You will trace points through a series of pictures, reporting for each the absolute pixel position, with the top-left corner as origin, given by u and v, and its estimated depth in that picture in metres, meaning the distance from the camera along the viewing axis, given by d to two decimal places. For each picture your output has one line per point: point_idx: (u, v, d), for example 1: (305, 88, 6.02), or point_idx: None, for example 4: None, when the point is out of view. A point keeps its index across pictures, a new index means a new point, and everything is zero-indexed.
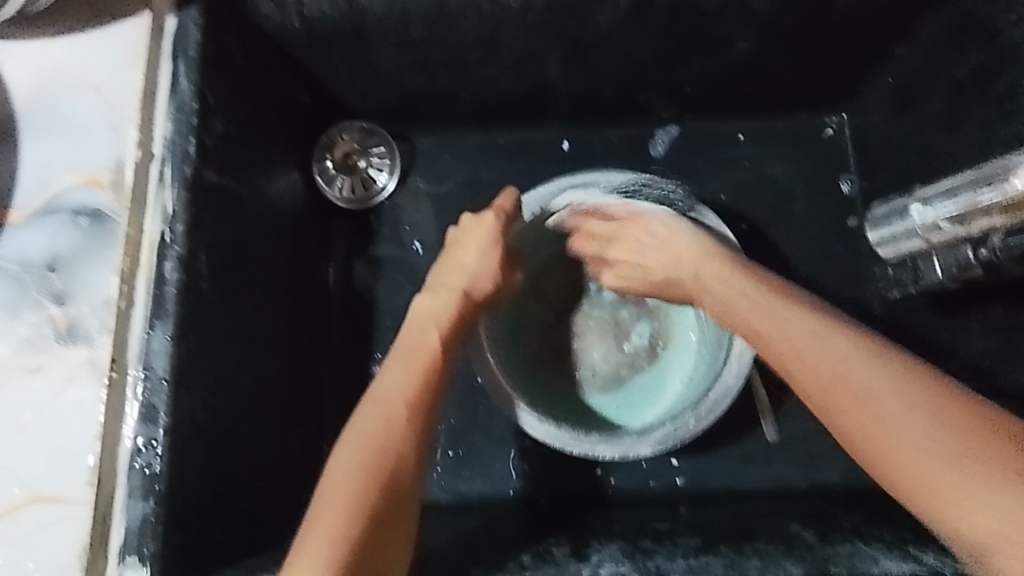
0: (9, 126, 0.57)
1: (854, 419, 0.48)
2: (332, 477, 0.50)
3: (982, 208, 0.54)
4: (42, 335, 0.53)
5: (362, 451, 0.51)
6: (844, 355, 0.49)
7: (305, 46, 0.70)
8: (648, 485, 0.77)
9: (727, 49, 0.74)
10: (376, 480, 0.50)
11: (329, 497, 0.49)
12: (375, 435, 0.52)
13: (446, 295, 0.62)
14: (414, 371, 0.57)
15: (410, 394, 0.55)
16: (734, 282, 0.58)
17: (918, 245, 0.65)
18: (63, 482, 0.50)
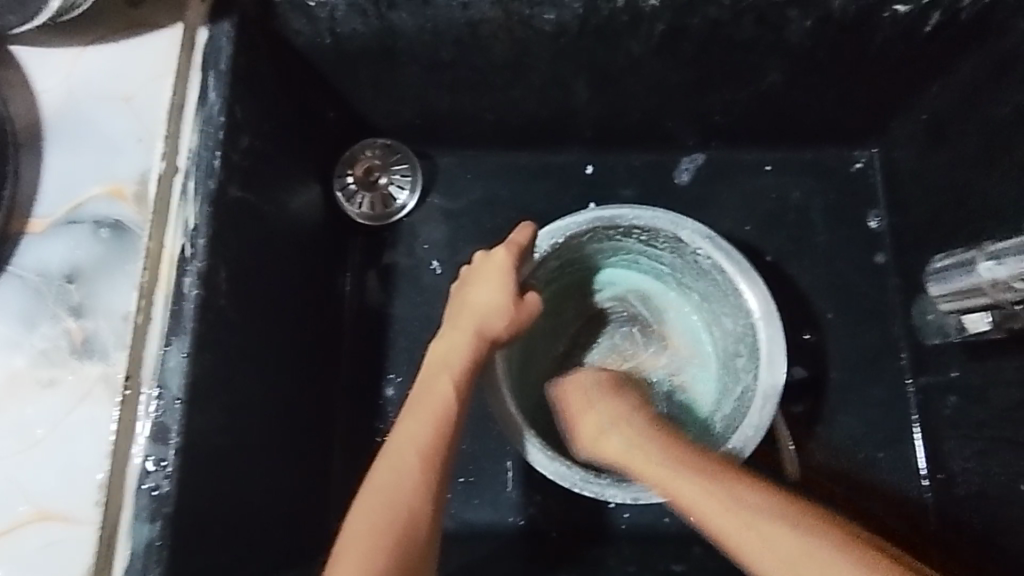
0: (35, 135, 0.56)
1: (690, 493, 0.52)
2: (350, 530, 0.51)
3: None
4: (57, 347, 0.51)
5: (377, 505, 0.51)
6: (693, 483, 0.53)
7: (334, 63, 0.69)
8: (664, 522, 0.74)
9: (760, 79, 0.73)
10: (396, 532, 0.50)
11: (350, 546, 0.50)
12: (389, 490, 0.52)
13: (460, 338, 0.62)
14: (427, 422, 0.56)
15: (432, 437, 0.55)
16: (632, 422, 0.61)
17: (982, 301, 0.61)
18: (69, 499, 0.48)
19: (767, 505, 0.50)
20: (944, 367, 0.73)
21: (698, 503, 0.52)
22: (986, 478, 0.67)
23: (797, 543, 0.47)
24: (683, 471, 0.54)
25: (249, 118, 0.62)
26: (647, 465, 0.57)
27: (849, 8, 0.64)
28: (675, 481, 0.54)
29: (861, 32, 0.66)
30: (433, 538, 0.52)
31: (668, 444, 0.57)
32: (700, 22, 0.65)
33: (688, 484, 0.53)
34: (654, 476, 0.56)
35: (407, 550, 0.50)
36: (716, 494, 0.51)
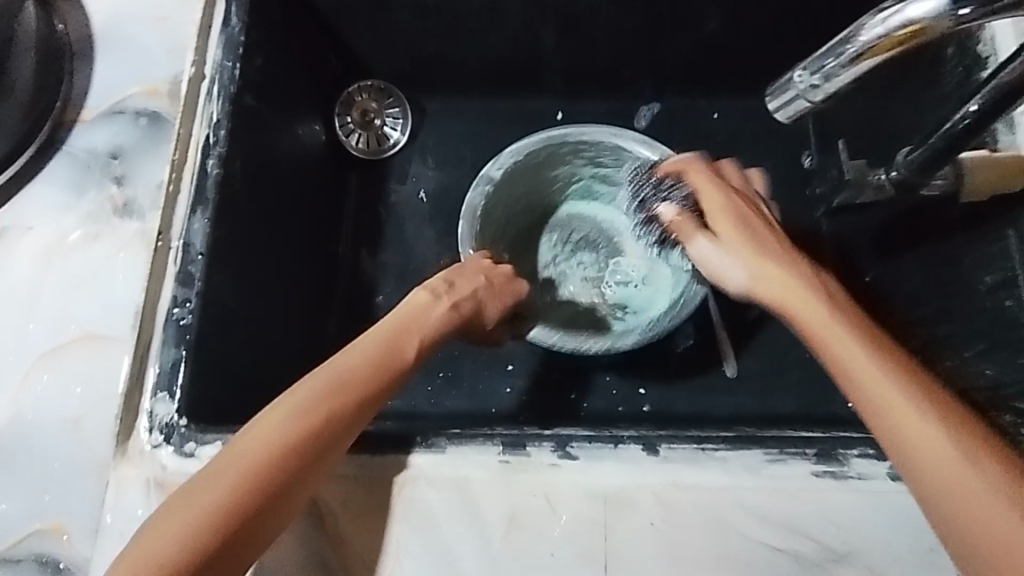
0: (85, 45, 0.68)
1: (849, 367, 0.48)
2: (231, 454, 0.49)
3: (883, 20, 0.41)
4: (102, 209, 0.63)
5: (262, 438, 0.50)
6: (852, 356, 0.48)
7: (336, 6, 0.82)
8: (617, 409, 0.85)
9: (699, 27, 0.85)
10: (318, 417, 0.51)
11: (271, 417, 0.51)
12: (283, 428, 0.50)
13: (442, 303, 0.61)
14: (370, 379, 0.54)
15: (390, 349, 0.57)
16: (765, 254, 0.55)
17: (805, 109, 0.47)
18: (111, 325, 0.60)
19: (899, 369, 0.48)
20: None
21: (840, 357, 0.49)
22: None
23: (934, 455, 0.45)
24: (837, 320, 0.50)
25: (263, 44, 0.74)
26: (780, 283, 0.53)
27: None
28: (820, 328, 0.50)
29: None
30: (351, 435, 0.52)
31: (814, 283, 0.53)
32: None
33: (837, 341, 0.49)
34: (792, 297, 0.52)
35: (312, 436, 0.50)
36: (845, 332, 0.49)
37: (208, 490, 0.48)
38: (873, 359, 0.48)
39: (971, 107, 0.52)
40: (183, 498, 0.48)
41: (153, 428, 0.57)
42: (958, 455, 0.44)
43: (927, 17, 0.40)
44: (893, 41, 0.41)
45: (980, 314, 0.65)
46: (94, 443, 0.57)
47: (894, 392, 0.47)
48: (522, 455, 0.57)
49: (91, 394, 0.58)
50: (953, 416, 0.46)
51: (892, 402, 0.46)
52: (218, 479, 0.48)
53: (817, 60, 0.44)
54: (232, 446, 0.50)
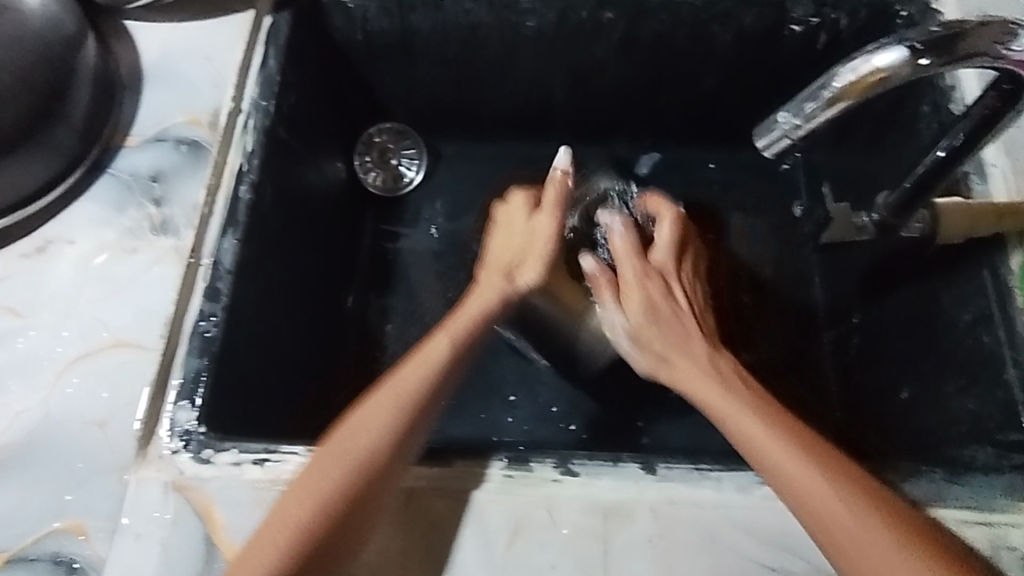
0: (136, 79, 0.74)
1: (752, 445, 0.54)
2: (307, 476, 0.54)
3: (860, 65, 0.46)
4: (140, 226, 0.67)
5: (336, 465, 0.54)
6: (758, 437, 0.54)
7: (363, 55, 0.89)
8: (616, 442, 0.87)
9: (696, 86, 0.92)
10: (395, 421, 0.56)
11: (354, 430, 0.55)
12: (361, 441, 0.55)
13: (490, 284, 0.66)
14: (421, 376, 0.59)
15: (443, 353, 0.61)
16: (667, 335, 0.62)
17: (786, 151, 0.50)
18: (141, 333, 0.63)
19: (792, 433, 0.54)
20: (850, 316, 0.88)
21: (748, 434, 0.54)
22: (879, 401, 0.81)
23: (832, 519, 0.50)
24: (739, 406, 0.56)
25: (297, 84, 0.80)
26: (681, 372, 0.60)
27: (758, 25, 0.83)
28: (722, 403, 0.57)
29: (771, 45, 0.85)
30: (416, 436, 0.57)
31: (717, 373, 0.59)
32: (646, 33, 0.85)
33: (741, 420, 0.55)
34: (703, 389, 0.58)
35: (376, 451, 0.55)
36: (750, 416, 0.55)
37: (302, 501, 0.52)
38: (777, 442, 0.53)
39: (939, 152, 0.58)
40: (272, 517, 0.53)
41: (173, 434, 0.60)
42: (839, 504, 0.50)
43: (891, 65, 0.46)
44: (863, 84, 0.46)
45: (958, 350, 0.69)
46: (117, 444, 0.59)
47: (772, 442, 0.53)
48: (525, 469, 0.59)
49: (118, 398, 0.61)
50: (833, 471, 0.51)
51: (777, 455, 0.53)
52: (310, 487, 0.53)
53: (797, 104, 0.48)
54: (311, 468, 0.54)
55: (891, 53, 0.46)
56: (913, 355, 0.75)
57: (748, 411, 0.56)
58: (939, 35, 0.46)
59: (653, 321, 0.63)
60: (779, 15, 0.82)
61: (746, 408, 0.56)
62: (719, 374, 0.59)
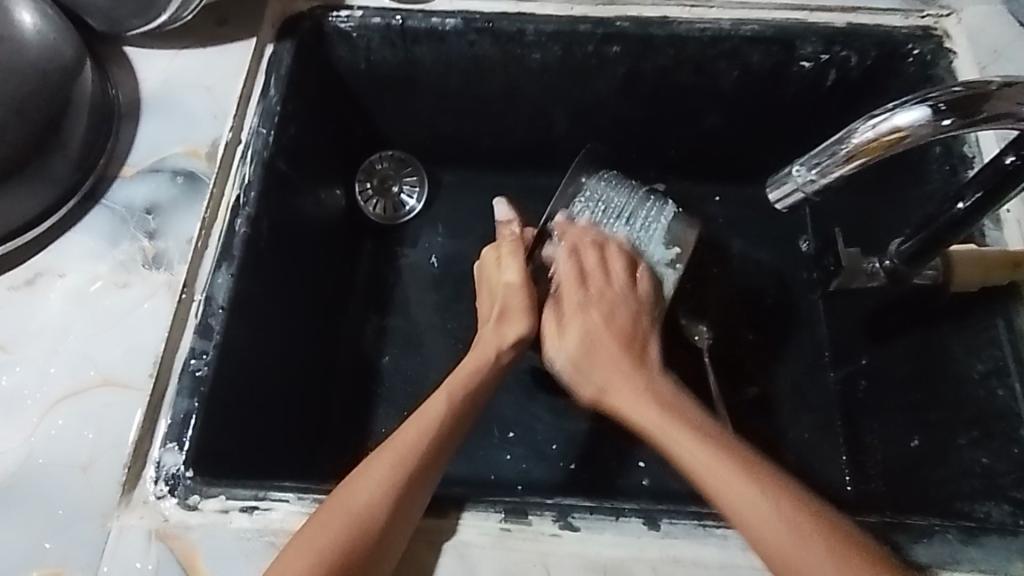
0: (134, 108, 0.73)
1: (694, 463, 0.55)
2: (302, 540, 0.52)
3: (879, 125, 0.46)
4: (133, 260, 0.66)
5: (331, 525, 0.52)
6: (695, 456, 0.55)
7: (365, 84, 0.88)
8: (616, 484, 0.85)
9: (701, 121, 0.91)
10: (388, 484, 0.54)
11: (346, 494, 0.53)
12: (357, 498, 0.53)
13: (478, 352, 0.65)
14: (420, 431, 0.58)
15: (437, 413, 0.59)
16: (613, 371, 0.63)
17: (800, 202, 0.50)
18: (128, 372, 0.61)
19: (734, 456, 0.55)
20: (855, 357, 0.86)
21: (686, 452, 0.56)
22: (887, 447, 0.78)
23: (779, 535, 0.51)
24: (677, 427, 0.58)
25: (297, 114, 0.79)
26: (626, 399, 0.61)
27: (765, 63, 0.82)
28: (660, 423, 0.58)
29: (778, 82, 0.84)
30: (417, 494, 0.55)
31: (647, 386, 0.62)
32: (652, 68, 0.84)
33: (682, 438, 0.57)
34: (640, 414, 0.60)
35: (376, 510, 0.52)
36: (693, 438, 0.56)
37: (291, 569, 0.50)
38: (702, 454, 0.55)
39: (959, 205, 0.56)
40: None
41: (159, 478, 0.58)
42: (776, 517, 0.51)
43: (913, 126, 0.45)
44: (882, 143, 0.46)
45: (968, 402, 0.67)
46: (100, 488, 0.57)
47: (719, 465, 0.54)
48: (523, 523, 0.57)
49: (103, 440, 0.59)
50: (773, 490, 0.53)
51: (716, 477, 0.54)
52: (298, 555, 0.51)
53: (813, 158, 0.48)
54: (304, 534, 0.52)
55: (913, 113, 0.45)
56: (922, 403, 0.73)
57: (698, 429, 0.57)
58: (964, 97, 0.45)
59: (611, 329, 0.66)
60: (786, 53, 0.81)
61: (678, 428, 0.57)
62: (665, 404, 0.60)
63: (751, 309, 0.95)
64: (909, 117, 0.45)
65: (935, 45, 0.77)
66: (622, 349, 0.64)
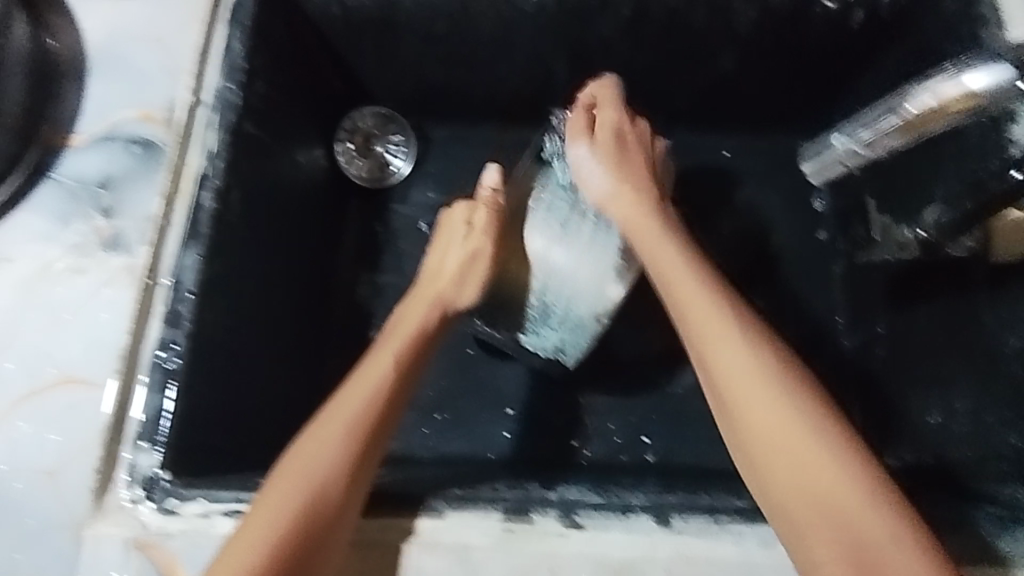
0: (78, 65, 0.64)
1: (766, 415, 0.48)
2: (244, 540, 0.47)
3: (957, 80, 0.47)
4: (88, 241, 0.59)
5: (269, 525, 0.48)
6: (772, 404, 0.48)
7: (341, 32, 0.79)
8: (620, 458, 0.82)
9: (712, 67, 0.82)
10: (369, 409, 0.53)
11: (293, 470, 0.50)
12: (295, 483, 0.49)
13: (418, 305, 0.61)
14: (359, 408, 0.53)
15: (382, 377, 0.55)
16: (683, 270, 0.55)
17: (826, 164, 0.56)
18: (91, 367, 0.56)
19: (804, 399, 0.49)
20: (873, 324, 0.81)
21: (759, 411, 0.48)
22: (905, 418, 0.74)
23: (851, 512, 0.45)
24: (765, 376, 0.49)
25: (266, 68, 0.71)
26: (671, 276, 0.55)
27: (786, 1, 0.73)
28: (738, 365, 0.50)
29: (800, 22, 0.76)
30: (360, 478, 0.51)
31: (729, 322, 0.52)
32: (660, 7, 0.75)
33: (756, 385, 0.49)
34: (695, 329, 0.52)
35: (322, 496, 0.49)
36: (779, 390, 0.48)
37: (278, 506, 0.48)
38: (791, 409, 0.48)
39: None
40: (247, 525, 0.48)
41: (134, 482, 0.53)
42: (851, 483, 0.45)
43: (990, 87, 0.46)
44: (949, 108, 0.48)
45: (1000, 376, 0.64)
46: (69, 494, 0.53)
47: (766, 371, 0.49)
48: (524, 522, 0.54)
49: (68, 443, 0.54)
50: (821, 409, 0.48)
51: (758, 381, 0.49)
52: (279, 491, 0.49)
53: (861, 121, 0.51)
54: (243, 526, 0.48)
55: (992, 74, 0.46)
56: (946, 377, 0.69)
57: (768, 373, 0.49)
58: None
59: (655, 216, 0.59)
60: None
61: (763, 376, 0.49)
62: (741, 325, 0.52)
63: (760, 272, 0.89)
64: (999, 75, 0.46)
65: None
66: (650, 206, 0.60)
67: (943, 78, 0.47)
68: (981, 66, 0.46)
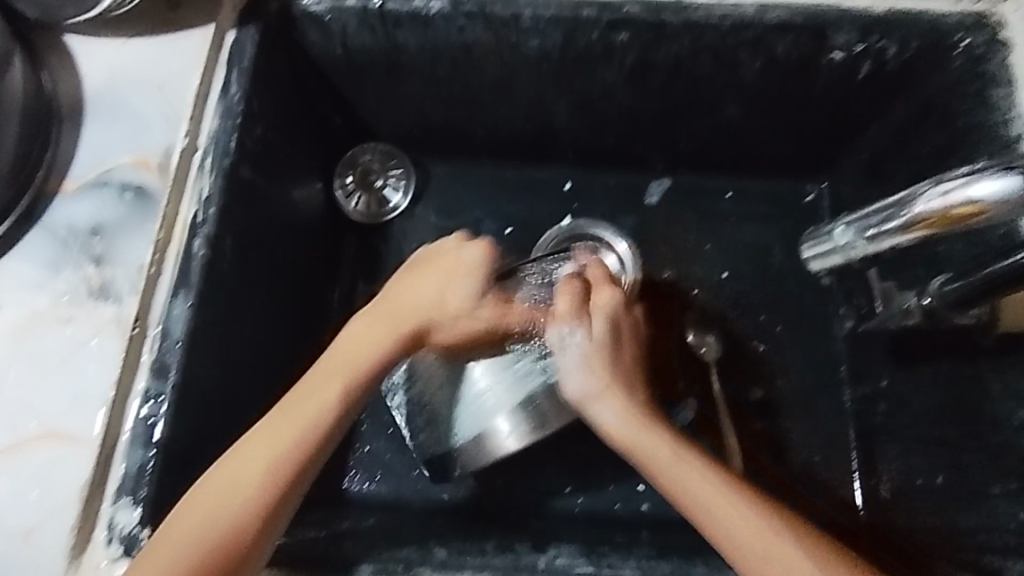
0: (76, 109, 0.64)
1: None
2: (153, 558, 0.49)
3: (966, 183, 0.42)
4: (78, 290, 0.59)
5: (178, 549, 0.49)
6: (748, 528, 0.51)
7: (343, 72, 0.78)
8: (614, 508, 0.80)
9: (718, 113, 0.81)
10: (304, 436, 0.53)
11: (209, 487, 0.52)
12: (208, 510, 0.51)
13: (385, 331, 0.58)
14: (290, 440, 0.53)
15: (324, 408, 0.54)
16: (712, 480, 0.53)
17: (839, 262, 0.54)
18: (76, 421, 0.55)
19: (746, 500, 0.52)
20: (875, 377, 0.79)
21: (735, 539, 0.51)
22: (907, 479, 0.73)
23: None
24: (689, 474, 0.53)
25: (263, 110, 0.70)
26: (677, 460, 0.54)
27: (793, 53, 0.72)
28: (700, 485, 0.52)
29: (807, 74, 0.74)
30: (277, 515, 0.52)
31: (652, 423, 0.56)
32: (664, 57, 0.74)
33: (721, 503, 0.52)
34: (669, 476, 0.53)
35: (235, 537, 0.50)
36: (719, 496, 0.52)
37: (200, 521, 0.50)
38: (788, 545, 0.50)
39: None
40: (165, 537, 0.50)
41: (113, 539, 0.53)
42: None
43: (988, 198, 0.41)
44: (949, 215, 0.44)
45: (1008, 451, 0.62)
46: (46, 555, 0.52)
47: (769, 548, 0.50)
48: None
49: (48, 500, 0.53)
50: (777, 535, 0.51)
51: (746, 525, 0.51)
52: (201, 512, 0.51)
53: (861, 222, 0.51)
54: (160, 534, 0.51)
55: (997, 183, 0.41)
56: (951, 440, 0.68)
57: (702, 471, 0.53)
58: None
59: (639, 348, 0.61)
60: (818, 42, 0.71)
61: (705, 475, 0.53)
62: (673, 444, 0.55)
63: (762, 317, 0.88)
64: (1007, 181, 0.41)
65: (988, 36, 0.67)
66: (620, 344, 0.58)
67: (936, 184, 0.44)
68: (976, 176, 0.42)
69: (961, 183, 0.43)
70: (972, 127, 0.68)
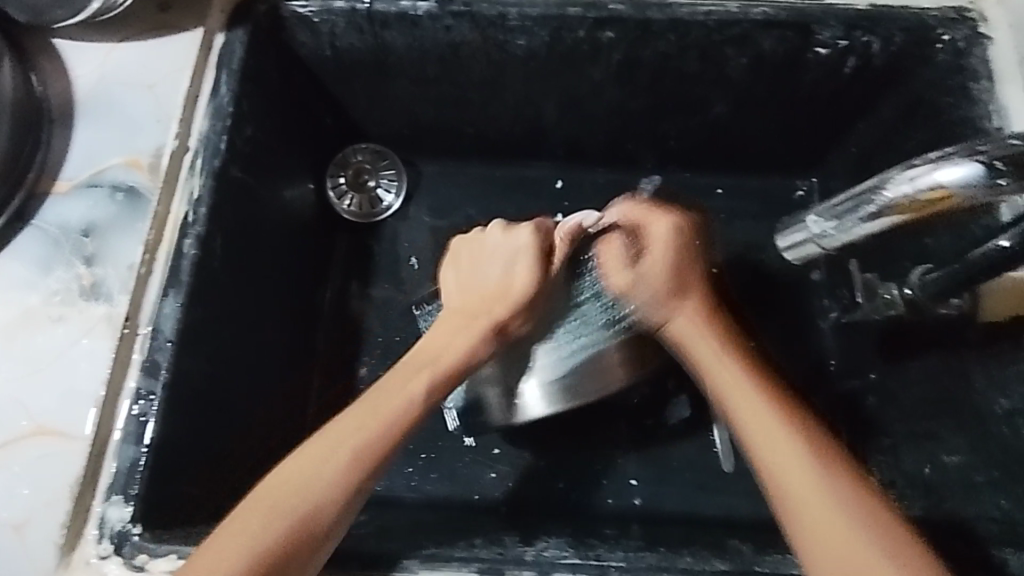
0: (67, 112, 0.65)
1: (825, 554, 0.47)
2: (220, 544, 0.48)
3: (940, 167, 0.43)
4: (69, 290, 0.59)
5: (240, 541, 0.48)
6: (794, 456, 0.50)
7: (332, 72, 0.79)
8: (607, 503, 0.80)
9: (706, 109, 0.82)
10: (387, 430, 0.52)
11: (289, 475, 0.51)
12: (287, 501, 0.49)
13: (455, 322, 0.59)
14: (371, 430, 0.52)
15: (413, 398, 0.54)
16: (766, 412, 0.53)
17: (813, 252, 0.54)
18: (67, 419, 0.56)
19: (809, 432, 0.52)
20: None
21: (790, 460, 0.50)
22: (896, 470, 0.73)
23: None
24: (772, 412, 0.53)
25: (253, 110, 0.71)
26: (742, 392, 0.55)
27: (779, 49, 0.73)
28: (771, 447, 0.52)
29: (793, 70, 0.75)
30: (354, 510, 0.51)
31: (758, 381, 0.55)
32: (651, 54, 0.75)
33: (772, 421, 0.52)
34: (750, 446, 0.53)
35: (304, 529, 0.49)
36: (781, 424, 0.52)
37: (280, 510, 0.49)
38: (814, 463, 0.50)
39: (998, 243, 0.52)
40: (230, 531, 0.48)
41: (103, 536, 0.54)
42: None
43: (958, 181, 0.42)
44: (920, 199, 0.44)
45: (991, 440, 0.63)
46: (36, 551, 0.53)
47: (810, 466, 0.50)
48: None
49: (40, 497, 0.54)
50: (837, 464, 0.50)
51: (797, 456, 0.50)
52: (270, 501, 0.49)
53: (831, 209, 0.50)
54: (227, 529, 0.49)
55: (964, 167, 0.42)
56: None
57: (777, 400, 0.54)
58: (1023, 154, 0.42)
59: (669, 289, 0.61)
60: (802, 38, 0.71)
61: (786, 428, 0.52)
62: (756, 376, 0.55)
63: None
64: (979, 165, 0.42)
65: (969, 29, 0.68)
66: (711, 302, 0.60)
67: (905, 169, 0.45)
68: (943, 162, 0.43)
69: (934, 166, 0.44)
70: (955, 120, 0.69)
